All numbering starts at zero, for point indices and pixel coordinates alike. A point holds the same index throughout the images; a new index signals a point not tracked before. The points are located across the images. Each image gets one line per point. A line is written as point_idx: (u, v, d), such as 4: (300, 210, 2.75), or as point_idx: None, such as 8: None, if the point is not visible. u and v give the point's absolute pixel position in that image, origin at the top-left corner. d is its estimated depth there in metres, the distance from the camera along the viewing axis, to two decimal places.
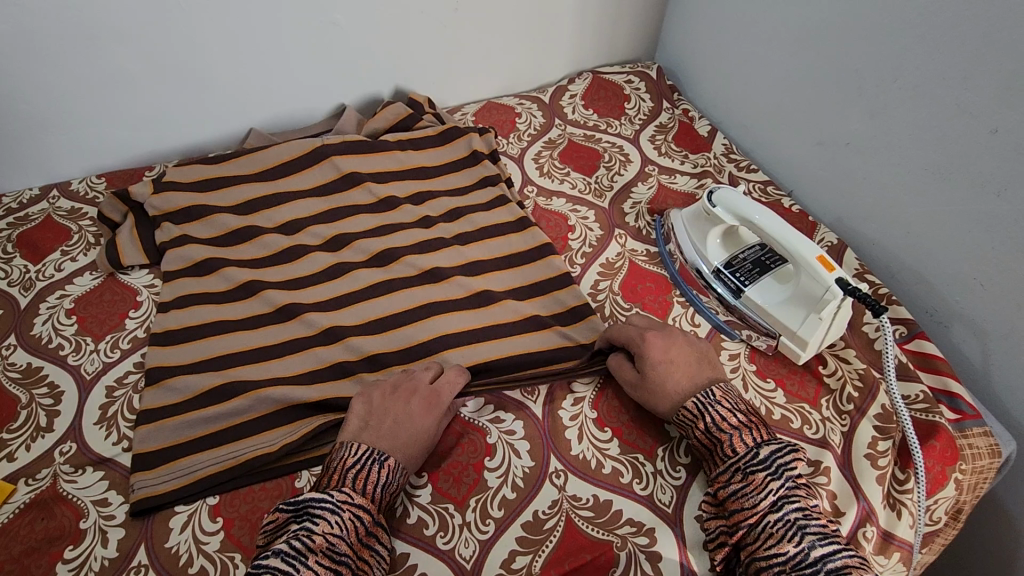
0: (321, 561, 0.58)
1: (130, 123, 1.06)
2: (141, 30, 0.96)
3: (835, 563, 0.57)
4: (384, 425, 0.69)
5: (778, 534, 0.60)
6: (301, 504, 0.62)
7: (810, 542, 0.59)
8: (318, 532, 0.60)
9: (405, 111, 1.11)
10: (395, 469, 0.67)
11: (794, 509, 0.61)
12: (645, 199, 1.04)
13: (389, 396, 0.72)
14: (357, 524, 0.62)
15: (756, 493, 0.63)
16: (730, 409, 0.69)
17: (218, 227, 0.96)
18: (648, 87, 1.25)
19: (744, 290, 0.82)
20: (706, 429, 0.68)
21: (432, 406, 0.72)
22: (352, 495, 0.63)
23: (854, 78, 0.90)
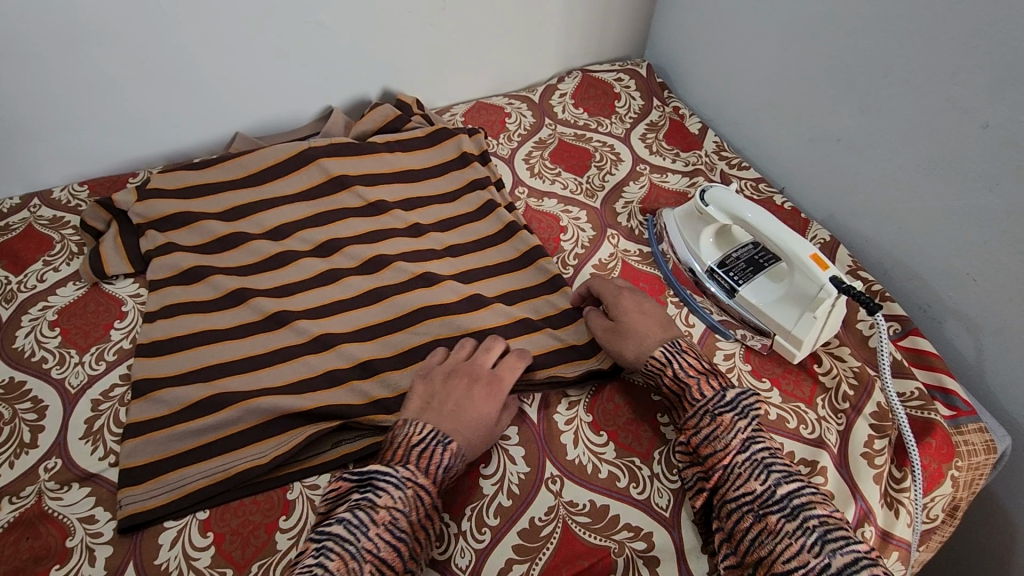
0: (383, 535, 0.59)
1: (113, 128, 1.04)
2: (122, 32, 0.94)
3: (801, 499, 0.60)
4: (449, 407, 0.69)
5: (745, 473, 0.63)
6: (366, 475, 0.63)
7: (776, 479, 0.62)
8: (381, 505, 0.61)
9: (393, 112, 1.10)
10: (457, 453, 0.67)
11: (760, 448, 0.64)
12: (637, 199, 1.04)
13: (453, 379, 0.73)
14: (417, 503, 0.62)
15: (724, 432, 0.65)
16: (695, 359, 0.72)
17: (204, 234, 0.94)
18: (638, 85, 1.24)
19: (738, 290, 0.81)
20: (674, 376, 0.71)
21: (494, 391, 0.72)
22: (416, 473, 0.64)
23: (844, 74, 0.89)
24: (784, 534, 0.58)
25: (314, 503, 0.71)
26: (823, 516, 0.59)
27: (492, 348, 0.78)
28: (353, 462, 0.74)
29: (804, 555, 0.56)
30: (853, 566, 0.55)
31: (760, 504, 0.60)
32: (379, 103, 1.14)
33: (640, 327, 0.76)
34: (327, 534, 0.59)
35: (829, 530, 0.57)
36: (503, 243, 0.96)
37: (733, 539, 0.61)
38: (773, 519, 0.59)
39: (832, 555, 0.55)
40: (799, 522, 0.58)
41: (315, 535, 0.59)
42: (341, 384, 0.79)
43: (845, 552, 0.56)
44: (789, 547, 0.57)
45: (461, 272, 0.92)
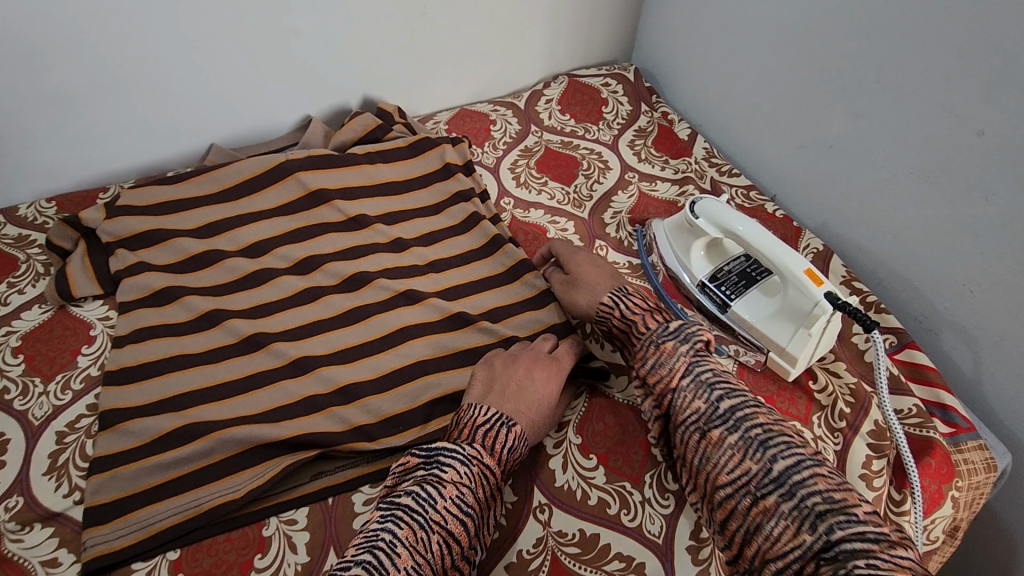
0: (450, 509, 0.59)
1: (82, 142, 1.00)
2: (85, 39, 0.89)
3: (743, 412, 0.61)
4: (511, 388, 0.70)
5: (690, 394, 0.64)
6: (433, 452, 0.63)
7: (720, 396, 0.63)
8: (448, 480, 0.60)
9: (373, 121, 1.06)
10: (521, 435, 0.66)
11: (703, 368, 0.66)
12: (626, 208, 1.01)
13: (513, 363, 0.74)
14: (482, 480, 0.62)
15: (667, 359, 0.67)
16: (639, 298, 0.75)
17: (177, 252, 0.90)
18: (626, 90, 1.22)
19: (730, 305, 0.78)
20: (621, 316, 0.74)
21: (553, 375, 0.73)
22: (482, 452, 0.63)
23: (836, 78, 0.87)
24: (726, 446, 0.59)
25: (291, 540, 0.68)
26: (765, 425, 0.60)
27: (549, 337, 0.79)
28: (332, 495, 0.71)
29: (746, 464, 0.58)
30: (794, 468, 0.56)
31: (704, 421, 0.62)
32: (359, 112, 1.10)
33: (592, 278, 0.80)
34: (396, 504, 0.59)
35: (771, 438, 0.58)
36: (488, 258, 0.93)
37: (686, 460, 0.63)
38: (717, 434, 0.61)
39: (773, 459, 0.57)
40: (741, 433, 0.60)
41: (384, 506, 0.59)
42: (320, 411, 0.76)
43: (786, 456, 0.57)
44: (733, 458, 0.59)
45: (445, 289, 0.89)
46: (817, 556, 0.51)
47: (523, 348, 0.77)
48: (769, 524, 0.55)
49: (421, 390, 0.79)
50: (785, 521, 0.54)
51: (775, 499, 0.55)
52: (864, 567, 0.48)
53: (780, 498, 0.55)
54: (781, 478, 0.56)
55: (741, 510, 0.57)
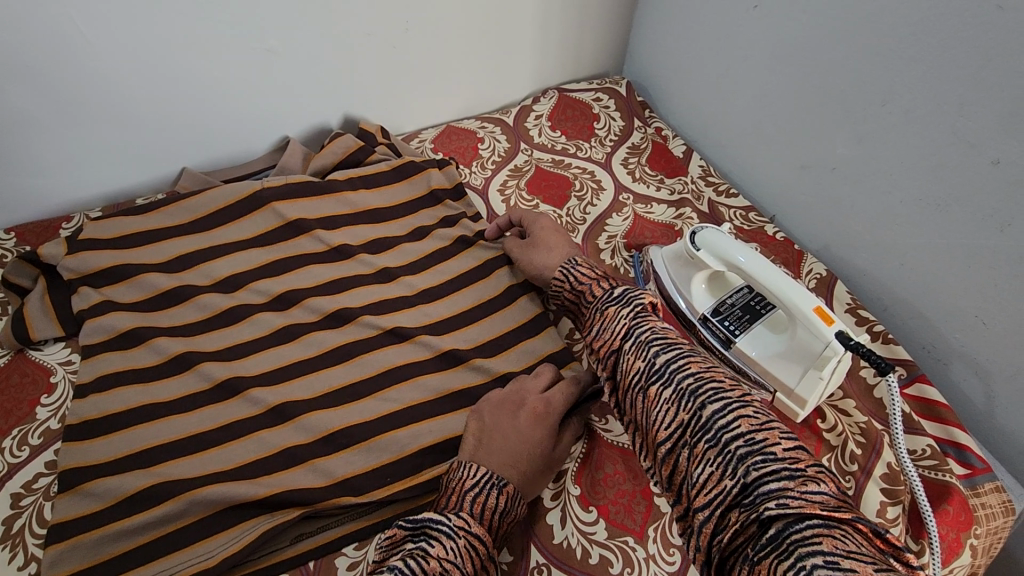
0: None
1: (40, 170, 0.93)
2: (41, 62, 0.83)
3: (676, 362, 0.58)
4: (498, 439, 0.67)
5: (630, 352, 0.62)
6: (420, 523, 0.59)
7: (656, 351, 0.60)
8: (434, 555, 0.54)
9: (355, 143, 1.01)
10: (513, 496, 0.63)
11: (642, 326, 0.63)
12: (621, 232, 0.97)
13: (504, 410, 0.70)
14: (471, 553, 0.57)
15: (610, 324, 0.66)
16: (589, 269, 0.77)
17: (146, 289, 0.84)
18: (618, 105, 1.18)
19: (735, 341, 0.74)
20: (571, 289, 0.77)
21: (545, 418, 0.68)
22: (469, 522, 0.58)
23: (838, 99, 0.83)
24: (661, 402, 0.56)
25: None
26: (699, 373, 0.56)
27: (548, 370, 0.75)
28: (312, 559, 0.67)
29: (679, 415, 0.54)
30: (721, 413, 0.52)
31: (644, 379, 0.59)
32: (339, 132, 1.05)
33: (552, 244, 0.84)
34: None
35: (701, 386, 0.55)
36: (480, 283, 0.89)
37: (633, 420, 0.60)
38: (654, 390, 0.58)
39: (702, 407, 0.53)
40: (674, 386, 0.56)
41: None
42: (301, 464, 0.71)
43: (714, 402, 0.53)
44: (669, 412, 0.55)
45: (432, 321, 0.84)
46: (739, 504, 0.47)
47: (512, 389, 0.72)
48: (699, 471, 0.51)
49: (409, 438, 0.74)
50: (712, 469, 0.50)
51: (703, 447, 0.51)
52: (773, 508, 0.44)
53: (708, 446, 0.51)
54: (708, 425, 0.52)
55: (681, 464, 0.53)
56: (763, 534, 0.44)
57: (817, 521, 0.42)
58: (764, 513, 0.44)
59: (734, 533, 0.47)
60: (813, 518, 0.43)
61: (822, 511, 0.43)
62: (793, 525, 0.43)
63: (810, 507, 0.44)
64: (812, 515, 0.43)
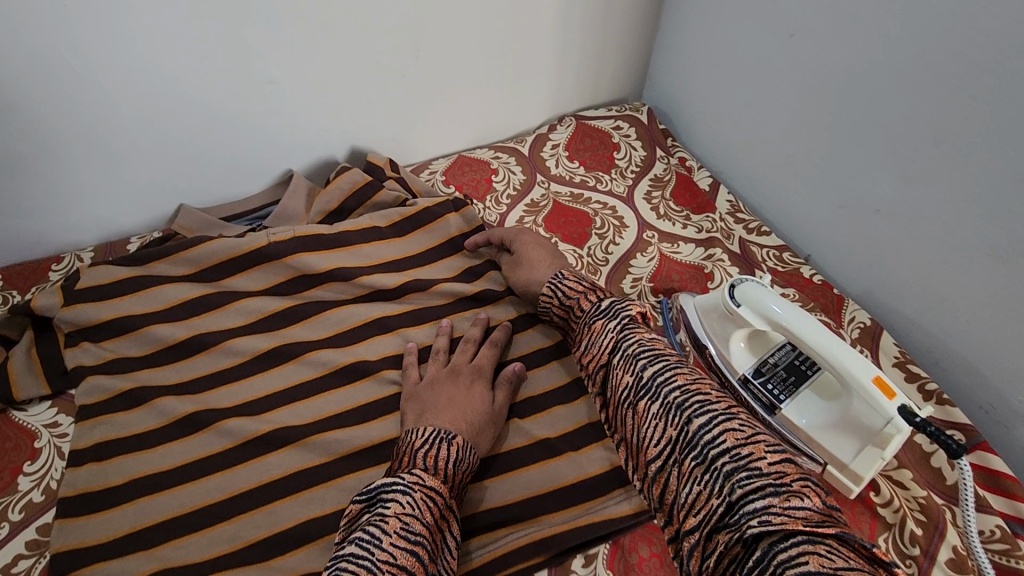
0: (398, 543, 0.53)
1: (28, 211, 0.88)
2: (25, 102, 0.77)
3: (663, 377, 0.59)
4: (441, 402, 0.69)
5: (620, 367, 0.63)
6: (375, 492, 0.59)
7: (643, 365, 0.61)
8: (391, 514, 0.56)
9: (363, 178, 0.96)
10: (463, 445, 0.65)
11: (629, 339, 0.64)
12: (646, 275, 0.91)
13: (437, 380, 0.73)
14: (429, 505, 0.58)
15: (598, 338, 0.67)
16: (576, 281, 0.76)
17: (151, 343, 0.79)
18: (639, 133, 1.12)
19: (781, 407, 0.67)
20: (559, 303, 0.76)
21: (477, 378, 0.74)
22: (424, 476, 0.60)
23: (884, 136, 0.77)
24: (650, 418, 0.57)
25: None
26: (685, 386, 0.58)
27: (479, 323, 0.82)
28: None
29: (667, 432, 0.56)
30: (705, 428, 0.53)
31: (632, 395, 0.60)
32: (346, 166, 1.00)
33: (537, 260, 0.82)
34: (340, 557, 0.53)
35: (686, 400, 0.56)
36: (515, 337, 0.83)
37: (623, 435, 0.61)
38: (643, 406, 0.59)
39: (689, 423, 0.54)
40: (662, 400, 0.57)
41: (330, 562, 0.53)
42: (311, 544, 0.65)
43: (702, 417, 0.54)
44: (657, 428, 0.57)
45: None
46: (726, 523, 0.48)
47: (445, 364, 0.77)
48: (688, 489, 0.53)
49: None
50: (700, 487, 0.51)
51: (691, 465, 0.53)
52: (756, 526, 0.46)
53: (695, 463, 0.52)
54: (694, 442, 0.53)
55: (671, 482, 0.55)
56: (748, 554, 0.45)
57: (801, 537, 0.44)
58: (748, 532, 0.46)
59: (720, 554, 0.48)
60: (796, 535, 0.44)
61: (804, 526, 0.44)
62: (777, 544, 0.44)
63: (792, 522, 0.45)
64: (795, 531, 0.44)
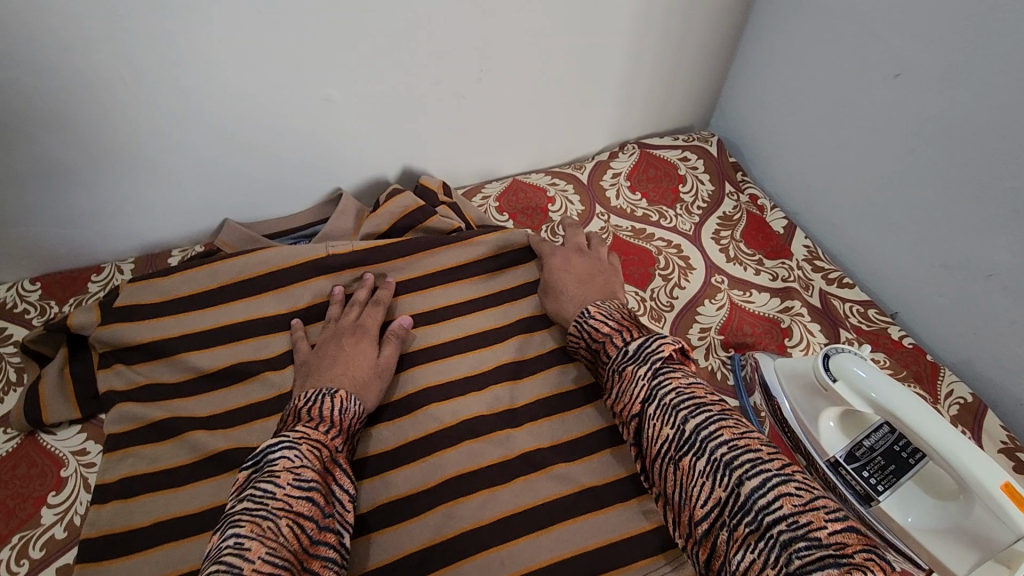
0: (291, 493, 0.54)
1: (71, 223, 0.86)
2: (73, 112, 0.74)
3: (708, 431, 0.56)
4: (326, 360, 0.71)
5: (658, 421, 0.60)
6: (258, 454, 0.57)
7: (684, 417, 0.58)
8: (280, 468, 0.55)
9: (415, 202, 0.90)
10: (347, 398, 0.66)
11: (666, 388, 0.61)
12: (715, 326, 0.83)
13: (327, 341, 0.74)
14: (318, 456, 0.59)
15: (629, 386, 0.63)
16: (602, 320, 0.71)
17: (186, 371, 0.74)
18: (707, 166, 1.05)
19: (877, 499, 0.60)
20: (587, 346, 0.71)
21: (362, 338, 0.74)
22: (309, 431, 0.60)
23: (1005, 195, 0.68)
24: (695, 477, 0.55)
25: None
26: (732, 441, 0.55)
27: (366, 284, 0.81)
28: None
29: (715, 493, 0.53)
30: (759, 491, 0.51)
31: (674, 449, 0.57)
32: (397, 188, 0.95)
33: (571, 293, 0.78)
34: (232, 513, 0.52)
35: (735, 458, 0.53)
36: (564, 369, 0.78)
37: (663, 491, 0.59)
38: (687, 462, 0.56)
39: (739, 485, 0.52)
40: (706, 457, 0.55)
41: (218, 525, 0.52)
42: None
43: (754, 478, 0.52)
44: (704, 488, 0.54)
45: (509, 409, 0.75)
46: None
47: (334, 324, 0.77)
48: (740, 557, 0.50)
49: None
50: (754, 555, 0.49)
51: (744, 530, 0.50)
52: None
53: (749, 530, 0.50)
54: (747, 506, 0.51)
55: (720, 547, 0.53)
56: None
57: None
58: None
59: None
60: None
61: None
62: None
63: None
64: None
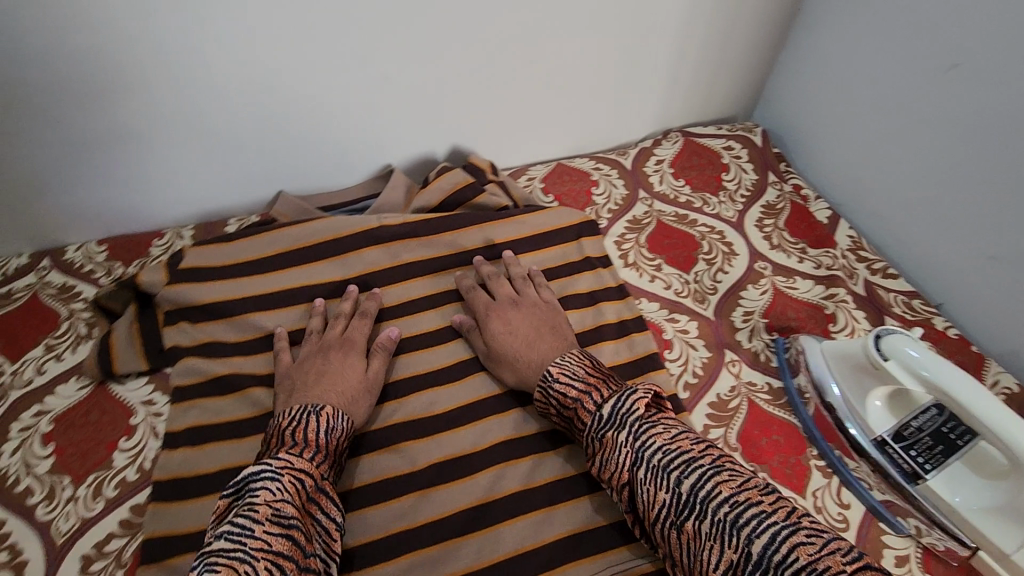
0: (271, 530, 0.51)
1: (138, 187, 0.89)
2: (150, 78, 0.78)
3: (703, 490, 0.52)
4: (309, 380, 0.69)
5: (651, 486, 0.56)
6: (239, 485, 0.55)
7: (676, 477, 0.54)
8: (260, 502, 0.53)
9: (465, 179, 0.93)
10: (334, 413, 0.64)
11: (649, 447, 0.57)
12: (759, 309, 0.84)
13: (313, 356, 0.72)
14: (300, 489, 0.56)
15: (613, 453, 0.60)
16: (565, 383, 0.66)
17: (247, 330, 0.78)
18: (751, 156, 1.05)
19: (924, 478, 0.62)
20: (559, 411, 0.67)
21: (351, 354, 0.73)
22: (292, 459, 0.58)
23: None
24: (702, 541, 0.51)
25: None
26: (731, 497, 0.52)
27: (349, 297, 0.79)
28: None
29: (726, 554, 0.50)
30: (771, 547, 0.47)
31: (674, 514, 0.54)
32: (447, 166, 0.97)
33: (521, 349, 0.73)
34: (207, 552, 0.49)
35: (739, 514, 0.50)
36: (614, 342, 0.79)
37: (672, 555, 0.56)
38: (690, 525, 0.53)
39: (748, 544, 0.48)
40: (707, 519, 0.51)
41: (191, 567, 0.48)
42: (403, 557, 0.63)
43: (762, 534, 0.48)
44: (713, 551, 0.51)
45: None
46: None
47: (319, 339, 0.75)
48: None
49: (529, 532, 0.66)
50: None
51: None
52: None
53: None
54: (762, 565, 0.47)
55: None
56: None
57: None
58: None
59: None
60: None
61: None
62: None
63: None
64: None
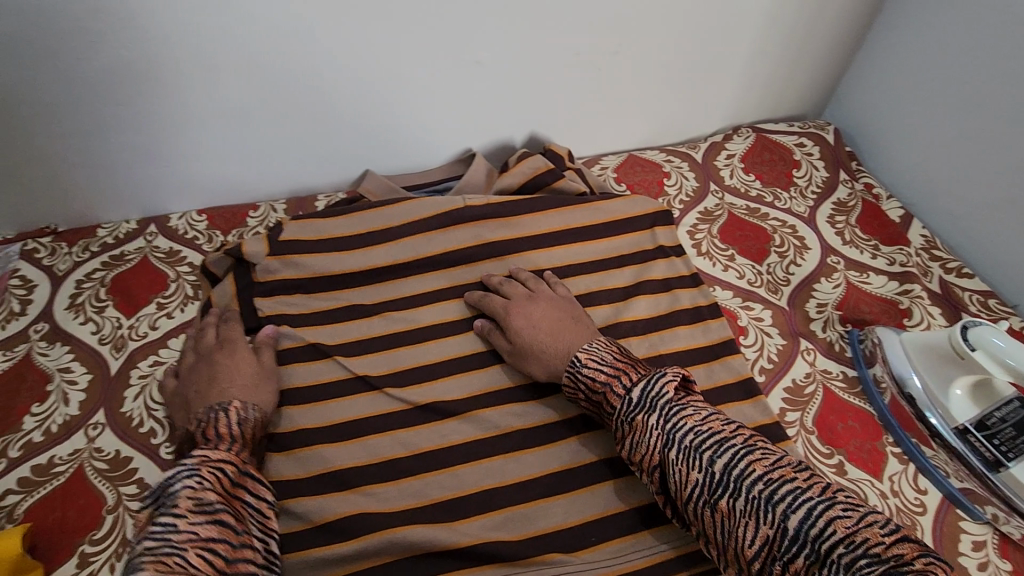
0: (193, 520, 0.55)
1: (240, 160, 0.94)
2: (268, 56, 0.82)
3: (739, 469, 0.54)
4: (206, 382, 0.70)
5: (683, 467, 0.57)
6: (157, 491, 0.58)
7: (709, 457, 0.56)
8: (181, 498, 0.56)
9: (545, 164, 0.96)
10: (243, 406, 0.67)
11: (680, 429, 0.58)
12: (832, 302, 0.86)
13: (204, 360, 0.73)
14: (220, 480, 0.60)
15: (642, 436, 0.60)
16: (594, 369, 0.67)
17: (337, 300, 0.82)
18: (823, 154, 1.07)
19: (1006, 466, 0.66)
20: (588, 396, 0.68)
21: (238, 352, 0.74)
22: (207, 453, 0.61)
23: None
24: (738, 517, 0.53)
25: None
26: (766, 475, 0.54)
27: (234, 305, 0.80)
28: None
29: (762, 530, 0.52)
30: (808, 521, 0.50)
31: (708, 493, 0.55)
32: (526, 152, 1.01)
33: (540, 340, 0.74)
34: (134, 554, 0.52)
35: (775, 491, 0.52)
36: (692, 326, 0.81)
37: (704, 533, 0.57)
38: (725, 503, 0.54)
39: (785, 519, 0.51)
40: (744, 496, 0.53)
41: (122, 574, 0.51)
42: (494, 513, 0.68)
43: (798, 509, 0.51)
44: (748, 528, 0.52)
45: None
46: None
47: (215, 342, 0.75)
48: None
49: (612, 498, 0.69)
50: None
51: (803, 563, 0.49)
52: None
53: (809, 561, 0.49)
54: (799, 537, 0.50)
55: None
56: None
57: None
58: None
59: None
60: None
61: None
62: None
63: None
64: None
